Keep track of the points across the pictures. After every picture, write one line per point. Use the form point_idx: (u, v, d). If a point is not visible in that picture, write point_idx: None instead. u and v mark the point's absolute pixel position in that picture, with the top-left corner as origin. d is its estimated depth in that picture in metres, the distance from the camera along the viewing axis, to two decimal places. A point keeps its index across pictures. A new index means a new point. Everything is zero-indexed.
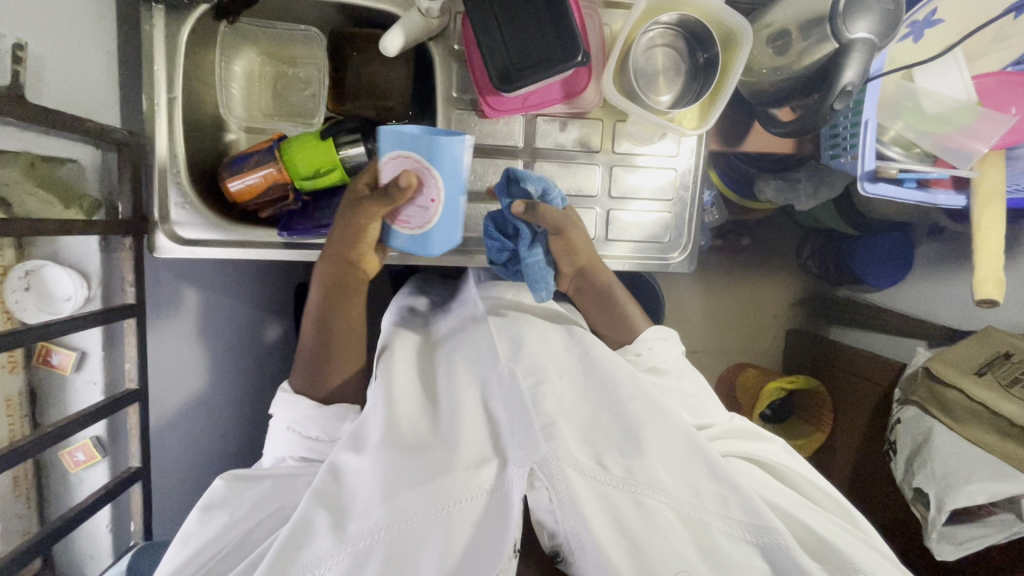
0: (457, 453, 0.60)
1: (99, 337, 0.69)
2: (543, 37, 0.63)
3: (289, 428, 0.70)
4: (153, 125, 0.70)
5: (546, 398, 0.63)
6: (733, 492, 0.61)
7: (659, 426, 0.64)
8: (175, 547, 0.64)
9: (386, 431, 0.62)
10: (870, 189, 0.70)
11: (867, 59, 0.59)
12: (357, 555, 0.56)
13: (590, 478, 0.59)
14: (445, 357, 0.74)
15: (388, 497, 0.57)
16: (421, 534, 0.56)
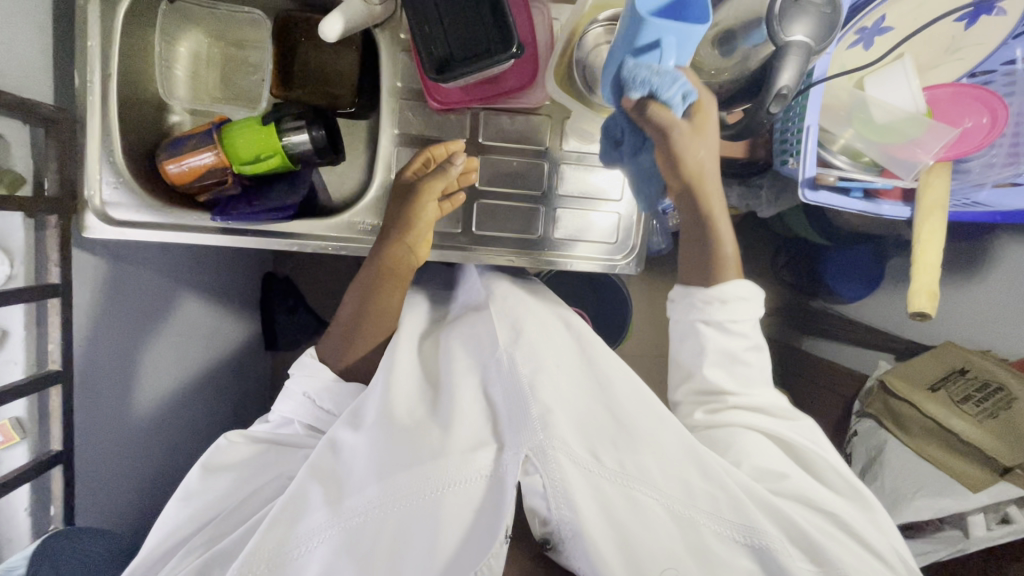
0: (454, 436, 0.61)
1: (22, 317, 0.68)
2: (480, 27, 0.62)
3: (305, 396, 0.73)
4: (86, 103, 0.69)
5: (545, 384, 0.63)
6: (725, 492, 0.59)
7: (653, 423, 0.64)
8: (178, 502, 0.69)
9: (383, 411, 0.65)
10: (811, 197, 0.68)
11: (803, 63, 0.58)
12: (348, 531, 0.57)
13: (584, 470, 0.58)
14: (444, 343, 0.76)
15: (382, 476, 0.59)
16: (412, 515, 0.57)
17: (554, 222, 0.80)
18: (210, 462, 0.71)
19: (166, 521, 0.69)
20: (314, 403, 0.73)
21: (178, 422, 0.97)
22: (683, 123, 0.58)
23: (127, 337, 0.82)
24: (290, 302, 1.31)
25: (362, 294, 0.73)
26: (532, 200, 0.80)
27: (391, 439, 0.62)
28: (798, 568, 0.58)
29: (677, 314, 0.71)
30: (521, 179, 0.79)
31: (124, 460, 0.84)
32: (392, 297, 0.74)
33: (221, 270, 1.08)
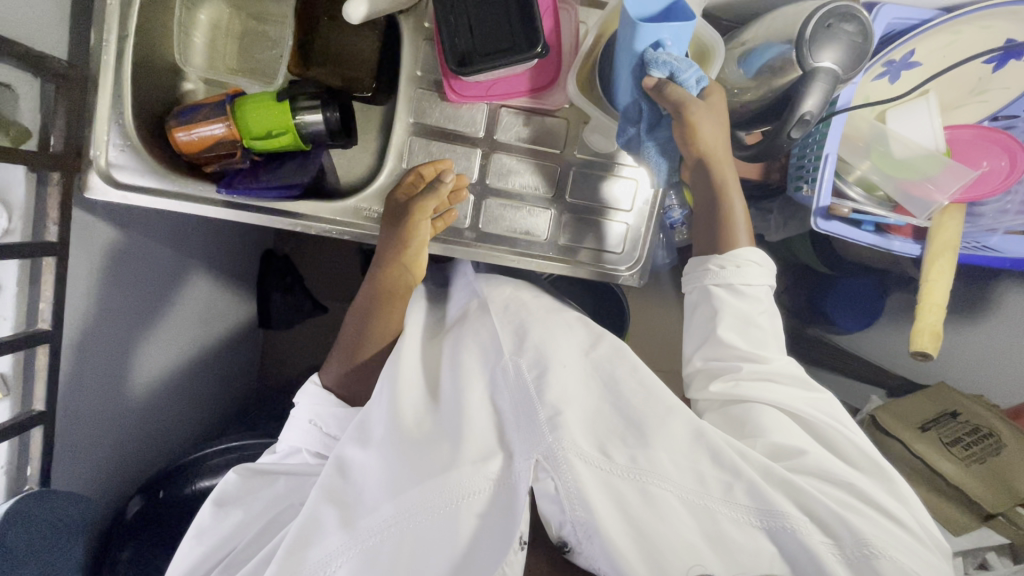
0: (463, 448, 0.60)
1: (17, 272, 0.67)
2: (507, 22, 0.61)
3: (311, 423, 0.74)
4: (100, 61, 0.68)
5: (552, 384, 0.64)
6: (739, 477, 0.59)
7: (663, 413, 0.64)
8: (192, 540, 0.69)
9: (390, 424, 0.65)
10: (823, 225, 0.68)
11: (829, 91, 0.58)
12: (365, 552, 0.56)
13: (598, 469, 0.57)
14: (449, 348, 0.75)
15: (393, 493, 0.58)
16: (425, 528, 0.57)
17: (562, 227, 0.79)
18: (222, 498, 0.71)
19: (183, 560, 0.69)
20: (320, 429, 0.74)
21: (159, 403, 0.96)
22: (699, 103, 0.64)
23: (120, 313, 0.81)
24: (288, 282, 1.30)
25: (365, 312, 0.77)
26: (542, 202, 0.79)
27: (398, 455, 0.61)
28: (817, 542, 0.57)
29: (691, 283, 0.74)
30: (533, 180, 0.78)
31: (99, 433, 0.82)
32: (394, 313, 0.77)
33: (222, 245, 1.06)
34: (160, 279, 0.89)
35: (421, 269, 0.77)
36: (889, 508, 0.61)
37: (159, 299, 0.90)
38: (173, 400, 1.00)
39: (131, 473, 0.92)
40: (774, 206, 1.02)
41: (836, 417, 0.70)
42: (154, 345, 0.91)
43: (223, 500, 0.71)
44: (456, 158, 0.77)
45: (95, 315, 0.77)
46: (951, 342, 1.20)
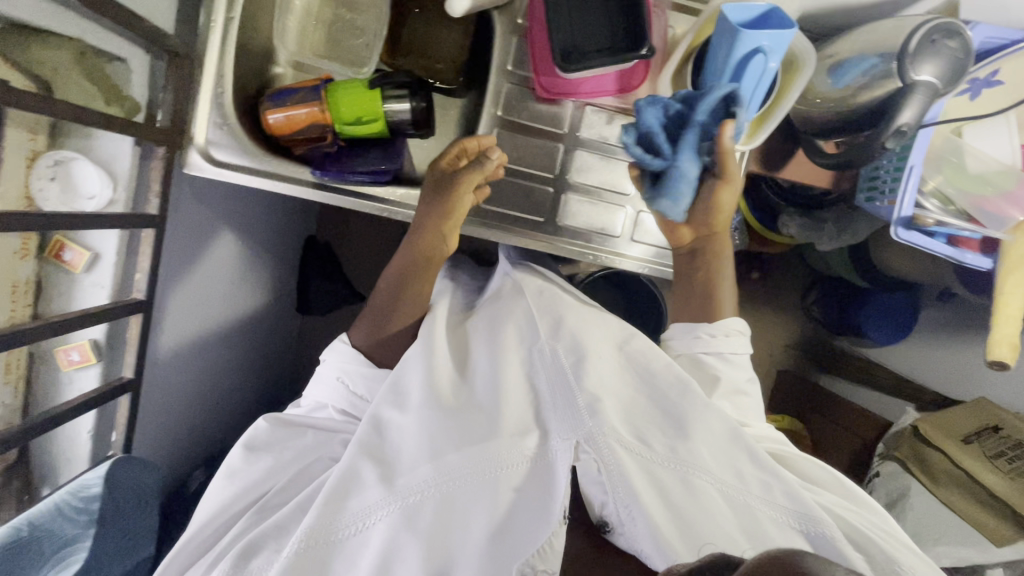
0: (501, 420, 0.62)
1: (116, 242, 0.69)
2: (611, 23, 0.62)
3: (339, 379, 0.74)
4: (206, 40, 0.69)
5: (590, 372, 0.64)
6: (777, 478, 0.59)
7: (703, 401, 0.63)
8: (223, 481, 0.70)
9: (428, 392, 0.66)
10: (902, 234, 0.70)
11: (927, 102, 0.59)
12: (405, 508, 0.59)
13: (636, 455, 0.58)
14: (474, 329, 0.76)
15: (437, 456, 0.60)
16: (469, 492, 0.59)
17: (637, 225, 0.81)
18: (252, 442, 0.72)
19: (213, 499, 0.70)
20: (347, 387, 0.74)
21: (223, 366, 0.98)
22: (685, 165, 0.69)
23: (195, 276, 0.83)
24: (328, 269, 1.31)
25: (400, 286, 0.75)
26: (619, 199, 0.81)
27: (441, 424, 0.62)
28: (859, 563, 0.55)
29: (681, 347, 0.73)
30: (611, 177, 0.80)
31: (168, 408, 0.84)
32: (426, 284, 0.77)
33: (274, 227, 1.08)
34: (233, 260, 0.92)
35: (454, 242, 0.77)
36: (896, 532, 0.62)
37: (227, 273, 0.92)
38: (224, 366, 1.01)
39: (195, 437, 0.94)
40: (829, 216, 1.04)
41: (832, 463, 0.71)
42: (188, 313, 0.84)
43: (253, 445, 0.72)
44: (538, 152, 0.79)
45: (174, 296, 0.79)
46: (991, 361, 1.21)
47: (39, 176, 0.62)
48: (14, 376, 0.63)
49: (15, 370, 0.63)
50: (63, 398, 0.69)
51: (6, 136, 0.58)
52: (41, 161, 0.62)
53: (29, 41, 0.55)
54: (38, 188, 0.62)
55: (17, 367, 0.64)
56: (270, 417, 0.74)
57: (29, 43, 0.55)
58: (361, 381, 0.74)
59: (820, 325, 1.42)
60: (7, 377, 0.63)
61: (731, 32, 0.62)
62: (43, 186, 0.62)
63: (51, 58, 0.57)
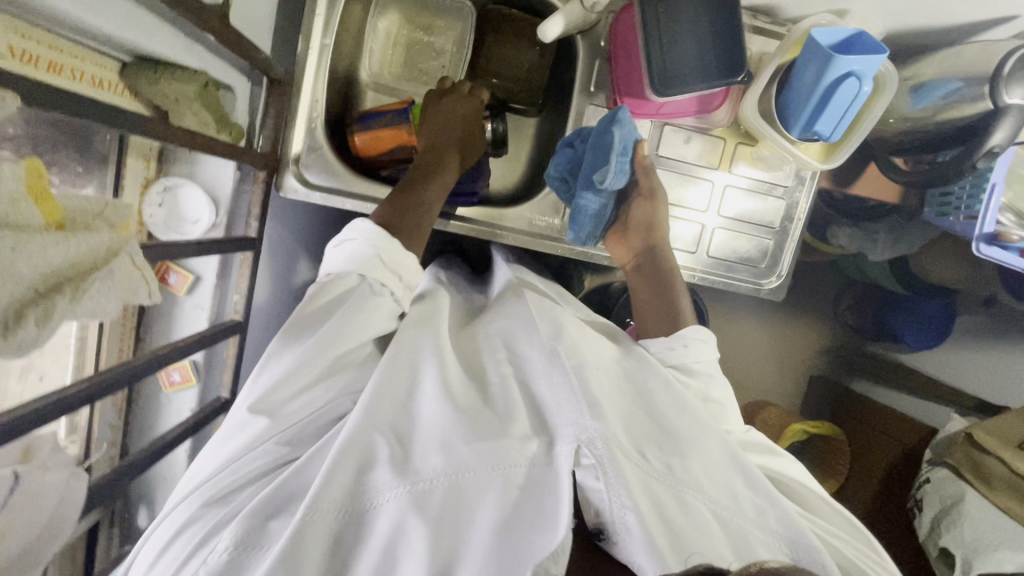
0: (512, 420, 0.50)
1: (215, 264, 0.70)
2: (706, 51, 0.65)
3: (377, 258, 0.55)
4: (303, 66, 0.71)
5: (596, 373, 0.53)
6: (774, 502, 0.49)
7: (701, 420, 0.52)
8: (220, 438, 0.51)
9: (443, 376, 0.53)
10: (983, 249, 0.73)
11: (1018, 125, 0.61)
12: (411, 497, 0.45)
13: (636, 466, 0.47)
14: (471, 331, 0.62)
15: (449, 445, 0.47)
16: (478, 491, 0.45)
17: (711, 241, 0.84)
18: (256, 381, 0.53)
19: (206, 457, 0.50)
20: (386, 264, 0.56)
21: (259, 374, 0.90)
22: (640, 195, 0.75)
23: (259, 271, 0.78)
24: None
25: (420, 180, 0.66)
26: (694, 216, 0.83)
27: (453, 411, 0.50)
28: None
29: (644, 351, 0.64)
30: (686, 195, 0.82)
31: None
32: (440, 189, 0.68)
33: None
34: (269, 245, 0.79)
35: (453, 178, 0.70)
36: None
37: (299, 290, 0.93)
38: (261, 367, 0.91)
39: None
40: (881, 227, 1.04)
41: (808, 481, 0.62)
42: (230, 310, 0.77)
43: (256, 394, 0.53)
44: None
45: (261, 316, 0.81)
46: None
47: (149, 203, 0.65)
48: (120, 399, 0.70)
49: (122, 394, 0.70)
50: (167, 417, 0.73)
51: (125, 166, 0.62)
52: (152, 189, 0.65)
53: (156, 73, 0.56)
54: (148, 216, 0.65)
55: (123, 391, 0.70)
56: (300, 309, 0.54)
57: (158, 76, 0.56)
58: (411, 262, 0.58)
59: (858, 332, 1.43)
60: (115, 401, 0.69)
61: (823, 57, 0.63)
62: (152, 212, 0.65)
63: (176, 91, 0.56)
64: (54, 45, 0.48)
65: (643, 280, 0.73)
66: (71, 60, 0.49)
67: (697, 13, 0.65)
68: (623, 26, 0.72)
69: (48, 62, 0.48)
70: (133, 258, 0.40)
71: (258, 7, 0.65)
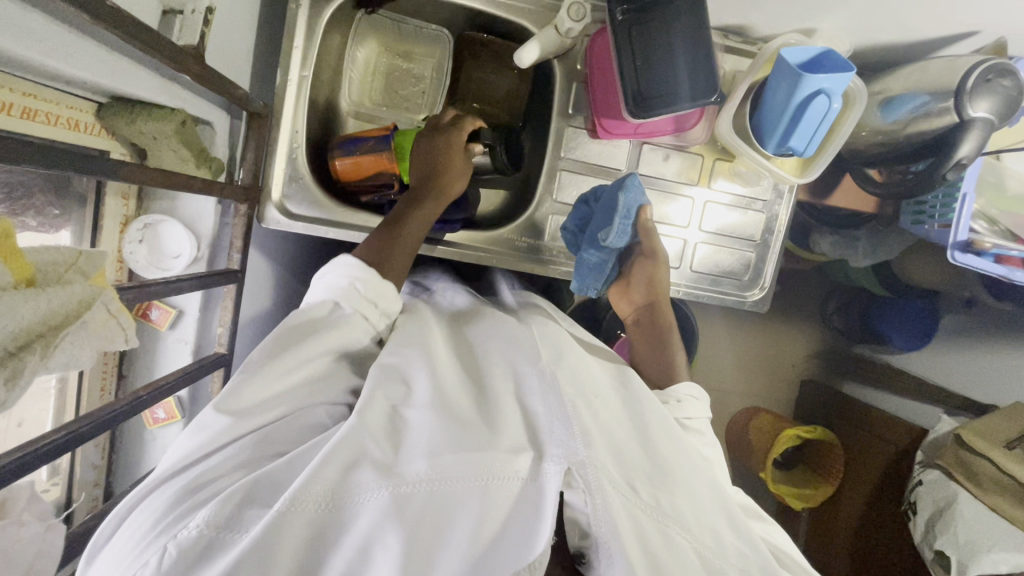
0: (502, 429, 0.49)
1: (198, 299, 0.70)
2: (679, 74, 0.66)
3: (351, 283, 0.58)
4: (282, 99, 0.71)
5: (601, 404, 0.53)
6: (755, 551, 0.49)
7: (692, 461, 0.53)
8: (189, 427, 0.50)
9: (438, 389, 0.52)
10: (958, 258, 0.75)
11: (984, 137, 0.63)
12: (394, 498, 0.43)
13: (625, 496, 0.46)
14: (460, 345, 0.63)
15: (436, 450, 0.45)
16: (459, 500, 0.44)
17: (693, 256, 0.85)
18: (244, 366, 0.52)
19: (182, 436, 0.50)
20: (362, 294, 0.58)
21: None
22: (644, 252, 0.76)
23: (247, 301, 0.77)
24: None
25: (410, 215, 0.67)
26: (675, 232, 0.84)
27: (444, 419, 0.49)
28: None
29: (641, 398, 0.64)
30: (667, 211, 0.83)
31: None
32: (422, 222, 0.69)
33: None
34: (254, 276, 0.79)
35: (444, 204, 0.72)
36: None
37: None
38: None
39: None
40: (862, 233, 1.06)
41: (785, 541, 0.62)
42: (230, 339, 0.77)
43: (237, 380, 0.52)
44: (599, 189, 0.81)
45: (246, 346, 0.80)
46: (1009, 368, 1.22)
47: (130, 239, 0.64)
48: (103, 439, 0.68)
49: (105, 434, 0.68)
50: (152, 455, 0.72)
51: (104, 206, 0.62)
52: (131, 226, 0.64)
53: (131, 112, 0.55)
54: (128, 252, 0.64)
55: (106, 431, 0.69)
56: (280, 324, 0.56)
57: (134, 116, 0.56)
58: (392, 292, 0.60)
59: (846, 336, 1.44)
60: (98, 441, 0.68)
61: (793, 76, 0.65)
62: (133, 248, 0.64)
63: (156, 130, 0.57)
64: (29, 92, 0.48)
65: (643, 333, 0.74)
66: (47, 104, 0.50)
67: (669, 37, 0.66)
68: (598, 50, 0.73)
69: (24, 108, 0.48)
70: (108, 306, 0.40)
71: (237, 44, 0.66)
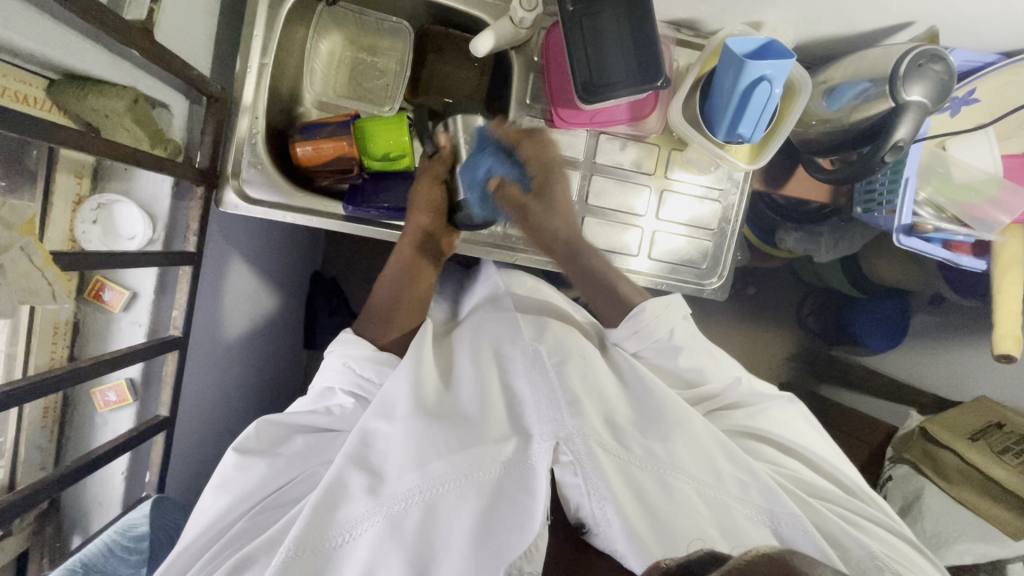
0: (486, 426, 0.59)
1: (153, 280, 0.70)
2: (628, 61, 0.68)
3: (344, 364, 0.66)
4: (242, 85, 0.73)
5: (572, 372, 0.63)
6: (755, 479, 0.59)
7: (679, 410, 0.64)
8: (214, 492, 0.62)
9: (417, 398, 0.61)
10: (903, 241, 0.78)
11: (919, 120, 0.66)
12: (390, 519, 0.53)
13: (614, 457, 0.57)
14: (461, 340, 0.73)
15: (422, 462, 0.55)
16: (454, 499, 0.54)
17: (652, 244, 0.86)
18: (244, 447, 0.62)
19: (204, 513, 0.61)
20: (353, 371, 0.66)
21: (223, 400, 0.88)
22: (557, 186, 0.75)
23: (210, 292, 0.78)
24: (335, 303, 1.19)
25: (400, 283, 0.71)
26: (633, 220, 0.85)
27: (428, 429, 0.58)
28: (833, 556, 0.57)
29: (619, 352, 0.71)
30: (625, 200, 0.85)
31: (199, 445, 0.84)
32: (422, 285, 0.73)
33: (294, 265, 1.10)
34: (218, 264, 0.79)
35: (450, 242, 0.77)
36: (846, 477, 0.71)
37: (252, 310, 0.92)
38: (231, 390, 0.90)
39: (199, 474, 0.87)
40: (824, 229, 1.08)
41: (792, 424, 0.74)
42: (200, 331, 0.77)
43: (247, 450, 0.63)
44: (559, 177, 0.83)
45: (207, 333, 0.80)
46: (970, 366, 1.23)
47: (82, 220, 0.63)
48: (50, 420, 0.67)
49: (52, 414, 0.67)
50: (102, 438, 0.71)
51: (55, 182, 0.60)
52: (85, 205, 0.64)
53: (85, 89, 0.57)
54: (81, 232, 0.64)
55: (54, 410, 0.67)
56: (265, 418, 0.64)
57: (86, 92, 0.57)
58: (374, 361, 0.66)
59: (819, 336, 1.44)
60: (45, 421, 0.66)
61: (737, 62, 0.67)
62: (86, 228, 0.64)
63: (107, 106, 0.58)
64: None
65: (580, 278, 0.76)
66: None
67: (616, 26, 0.68)
68: (552, 41, 0.76)
69: None
70: (31, 258, 0.46)
71: (196, 29, 0.67)
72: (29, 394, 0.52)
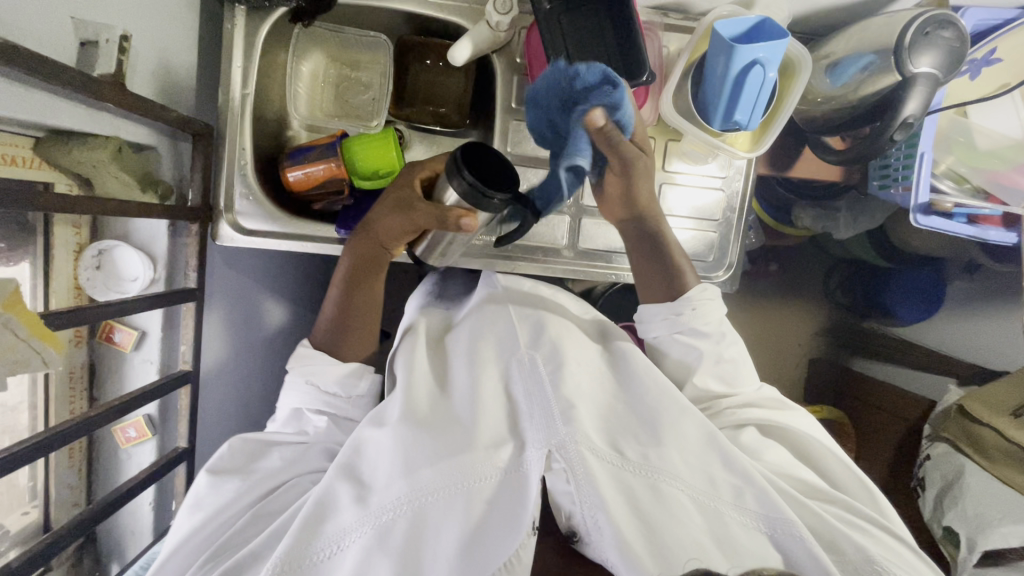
0: (477, 432, 0.59)
1: (158, 319, 0.72)
2: (611, 57, 0.66)
3: (308, 383, 0.65)
4: (226, 117, 0.73)
5: (567, 380, 0.62)
6: (750, 484, 0.58)
7: (675, 410, 0.62)
8: (187, 511, 0.61)
9: (407, 408, 0.61)
10: (922, 220, 0.73)
11: (930, 92, 0.62)
12: (379, 528, 0.54)
13: (607, 463, 0.57)
14: (455, 344, 0.71)
15: (410, 471, 0.56)
16: (443, 509, 0.55)
17: None
18: (216, 466, 0.63)
19: (177, 532, 0.61)
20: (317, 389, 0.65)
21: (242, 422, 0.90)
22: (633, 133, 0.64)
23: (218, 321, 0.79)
24: None
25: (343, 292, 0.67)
26: None
27: (417, 436, 0.58)
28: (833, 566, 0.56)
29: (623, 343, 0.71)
30: None
31: None
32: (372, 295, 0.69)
33: None
34: (225, 291, 0.81)
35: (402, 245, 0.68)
36: (859, 485, 0.67)
37: None
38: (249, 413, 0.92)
39: None
40: (842, 204, 1.02)
41: (819, 430, 0.70)
42: (212, 360, 0.79)
43: (220, 469, 0.63)
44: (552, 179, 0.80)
45: (220, 363, 0.81)
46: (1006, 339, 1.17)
47: (85, 266, 0.66)
48: (76, 459, 0.71)
49: (78, 454, 0.71)
50: (127, 472, 0.75)
51: (54, 235, 0.63)
52: (86, 252, 0.66)
53: (68, 144, 0.58)
54: (85, 279, 0.66)
55: (80, 450, 0.71)
56: (238, 437, 0.65)
57: (71, 146, 0.58)
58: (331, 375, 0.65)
59: (849, 309, 1.36)
60: (70, 462, 0.70)
61: (725, 47, 0.63)
62: (89, 275, 0.66)
63: (94, 158, 0.59)
64: None
65: (635, 247, 0.71)
66: None
67: (596, 20, 0.66)
68: (532, 40, 0.73)
69: None
70: (15, 332, 0.47)
71: (174, 68, 0.68)
72: (59, 442, 0.55)
